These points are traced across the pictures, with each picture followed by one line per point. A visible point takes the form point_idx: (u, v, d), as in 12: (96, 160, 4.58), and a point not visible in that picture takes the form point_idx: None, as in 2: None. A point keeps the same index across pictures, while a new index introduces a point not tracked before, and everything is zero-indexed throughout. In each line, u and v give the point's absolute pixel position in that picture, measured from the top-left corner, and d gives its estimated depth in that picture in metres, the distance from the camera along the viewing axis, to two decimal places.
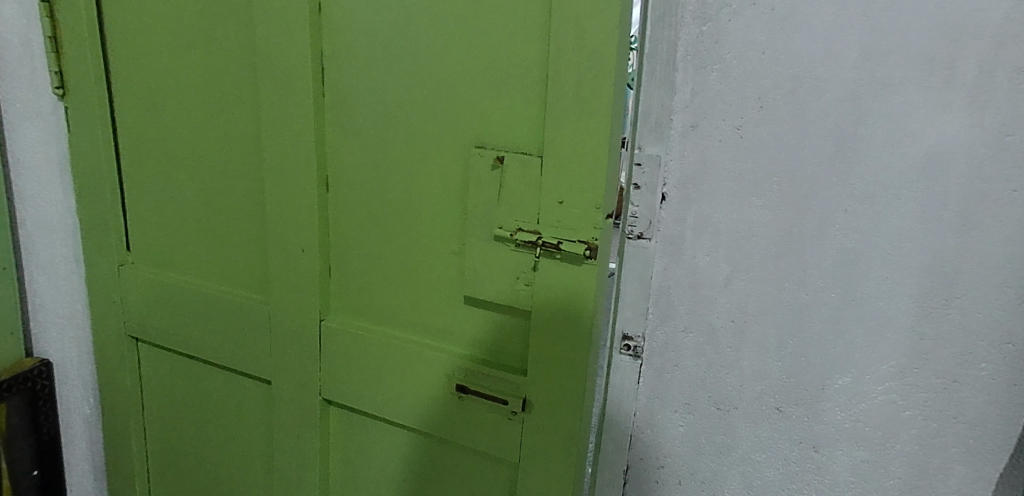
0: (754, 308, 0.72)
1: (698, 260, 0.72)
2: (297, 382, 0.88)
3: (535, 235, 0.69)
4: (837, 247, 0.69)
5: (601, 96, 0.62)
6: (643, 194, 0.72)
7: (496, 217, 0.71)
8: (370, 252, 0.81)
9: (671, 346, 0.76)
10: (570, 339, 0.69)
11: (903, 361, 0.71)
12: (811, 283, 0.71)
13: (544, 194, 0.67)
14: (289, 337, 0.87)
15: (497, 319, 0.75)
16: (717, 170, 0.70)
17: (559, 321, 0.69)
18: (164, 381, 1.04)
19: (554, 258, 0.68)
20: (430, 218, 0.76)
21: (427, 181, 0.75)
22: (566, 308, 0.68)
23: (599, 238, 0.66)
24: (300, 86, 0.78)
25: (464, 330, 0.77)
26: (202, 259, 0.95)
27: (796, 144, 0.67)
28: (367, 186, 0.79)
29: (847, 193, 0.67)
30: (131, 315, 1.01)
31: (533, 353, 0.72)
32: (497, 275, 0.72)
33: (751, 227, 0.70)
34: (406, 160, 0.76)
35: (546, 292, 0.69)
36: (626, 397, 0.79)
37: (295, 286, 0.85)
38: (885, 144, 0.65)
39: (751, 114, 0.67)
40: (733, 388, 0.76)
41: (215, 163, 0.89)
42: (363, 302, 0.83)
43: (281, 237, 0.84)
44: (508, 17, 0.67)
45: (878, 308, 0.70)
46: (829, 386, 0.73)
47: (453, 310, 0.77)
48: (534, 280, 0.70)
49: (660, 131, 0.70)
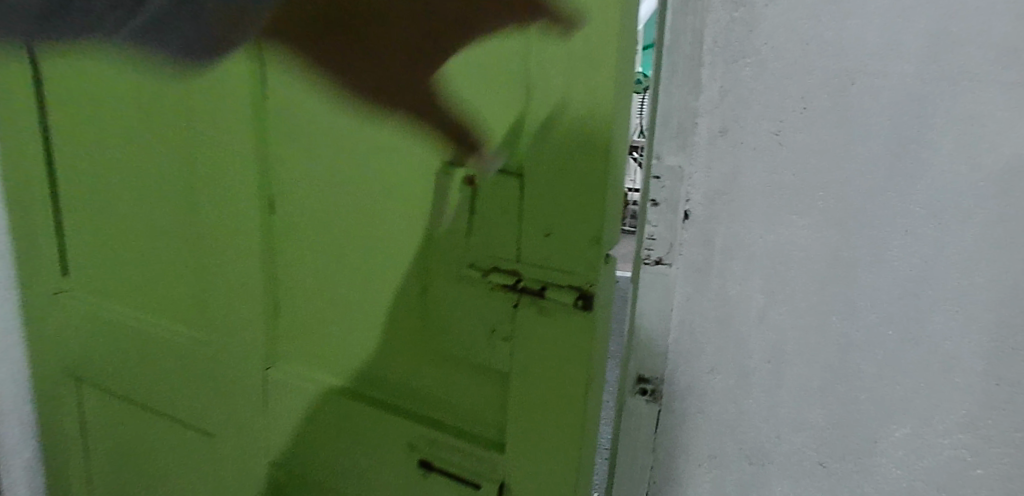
0: (793, 347, 0.61)
1: (727, 289, 0.61)
2: (246, 437, 0.82)
3: (515, 277, 0.60)
4: (895, 275, 0.57)
5: (592, 121, 0.53)
6: (662, 212, 0.61)
7: (468, 249, 0.62)
8: (319, 295, 0.74)
9: (696, 389, 0.64)
10: (556, 408, 0.60)
11: (972, 410, 0.59)
12: (863, 318, 0.58)
13: (527, 229, 0.58)
14: (234, 383, 0.81)
15: (466, 380, 0.67)
16: (750, 183, 0.58)
17: (540, 386, 0.60)
18: (102, 422, 1.00)
19: (538, 306, 0.59)
20: (384, 262, 0.68)
21: (381, 218, 0.67)
22: (551, 371, 0.60)
23: (596, 284, 0.56)
24: (235, 108, 0.71)
25: (428, 391, 0.69)
26: (142, 290, 0.89)
27: (847, 153, 0.55)
28: (312, 221, 0.72)
29: (909, 211, 0.55)
30: (95, 338, 0.94)
31: (512, 409, 0.63)
32: (466, 317, 0.64)
33: (792, 251, 0.59)
34: (356, 195, 0.68)
35: (527, 340, 0.60)
36: (641, 447, 0.67)
37: (239, 329, 0.78)
38: (958, 151, 0.53)
39: (792, 117, 0.56)
40: (769, 440, 0.63)
41: (149, 187, 0.83)
42: (319, 335, 0.75)
43: (221, 273, 0.77)
44: (485, 10, 0.57)
45: (944, 349, 0.58)
46: (883, 439, 0.61)
47: (418, 350, 0.69)
48: (512, 325, 0.61)
49: (682, 137, 0.59)
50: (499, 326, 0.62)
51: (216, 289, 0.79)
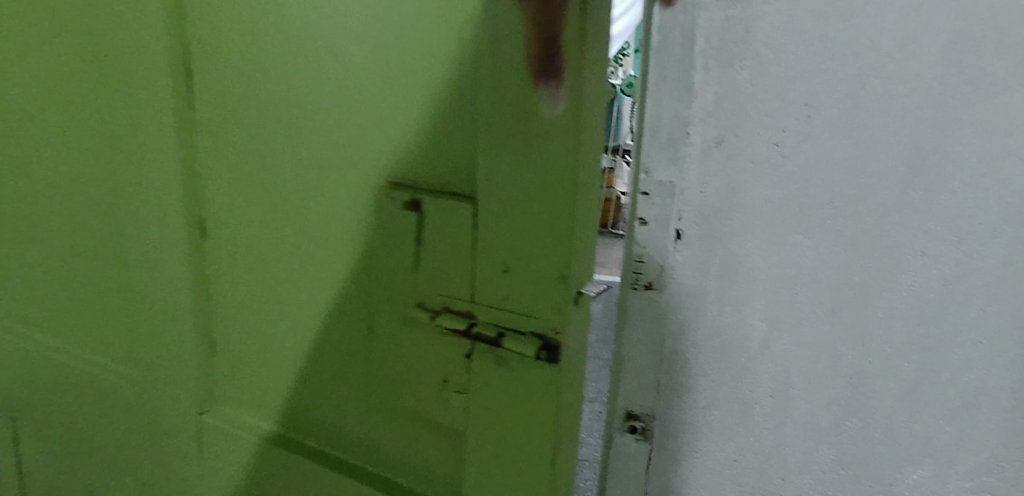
0: (799, 379, 0.55)
1: (725, 317, 0.55)
2: (182, 481, 0.78)
3: (470, 320, 0.54)
4: (911, 301, 0.51)
5: (540, 155, 0.48)
6: (651, 231, 0.55)
7: (416, 284, 0.57)
8: (252, 334, 0.70)
9: (691, 426, 0.58)
10: (511, 465, 0.55)
11: (1001, 450, 0.52)
12: (876, 349, 0.53)
13: (484, 267, 0.53)
14: (166, 424, 0.77)
15: (414, 430, 0.62)
16: (749, 200, 0.52)
17: (493, 440, 0.55)
18: (36, 465, 0.96)
19: (495, 353, 0.53)
20: (320, 303, 0.64)
21: (314, 256, 0.63)
22: (506, 424, 0.54)
23: (564, 332, 0.50)
24: (166, 139, 0.69)
25: (376, 439, 0.65)
26: (74, 325, 0.85)
27: (856, 166, 0.50)
28: (243, 257, 0.69)
29: (927, 230, 0.50)
30: (33, 372, 0.90)
31: (467, 466, 0.58)
32: (418, 364, 0.59)
33: (795, 274, 0.53)
34: (289, 231, 0.64)
35: (482, 391, 0.55)
36: (631, 489, 0.61)
37: (175, 368, 0.75)
38: (981, 161, 0.48)
39: (795, 126, 0.50)
40: (773, 482, 0.57)
41: (79, 218, 0.80)
42: (261, 367, 0.71)
43: (157, 307, 0.75)
44: (435, 19, 0.52)
45: (967, 382, 0.51)
46: (899, 482, 0.55)
47: (370, 394, 0.63)
48: (466, 376, 0.56)
49: (673, 150, 0.54)
50: (454, 376, 0.57)
51: (159, 312, 0.75)
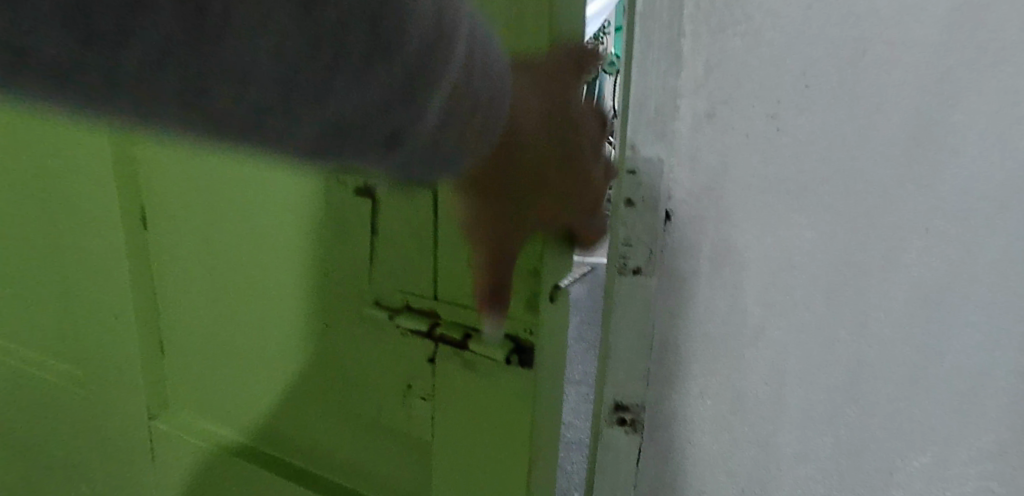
0: (795, 366, 0.52)
1: (717, 302, 0.52)
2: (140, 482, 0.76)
3: (435, 321, 0.52)
4: (913, 282, 0.48)
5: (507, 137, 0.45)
6: (639, 213, 0.52)
7: (374, 284, 0.54)
8: (204, 332, 0.67)
9: (682, 415, 0.55)
10: (480, 472, 0.53)
11: (1006, 436, 0.49)
12: (875, 332, 0.50)
13: (448, 262, 0.50)
14: (121, 423, 0.75)
15: (377, 437, 0.59)
16: (743, 177, 0.49)
17: (462, 446, 0.53)
18: None
19: (461, 354, 0.51)
20: (272, 302, 0.61)
21: (261, 250, 0.59)
22: (474, 430, 0.52)
23: (536, 330, 0.48)
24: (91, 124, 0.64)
25: (337, 445, 0.62)
26: (18, 322, 0.81)
27: (855, 140, 0.46)
28: (190, 250, 0.65)
29: (932, 206, 0.46)
30: None
31: (434, 472, 0.56)
32: (382, 366, 0.56)
33: (791, 254, 0.50)
34: (235, 223, 0.60)
35: (449, 393, 0.53)
36: (620, 483, 0.58)
37: (122, 367, 0.72)
38: (989, 132, 0.44)
39: (791, 97, 0.47)
40: (768, 472, 0.55)
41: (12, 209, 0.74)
42: (220, 371, 0.68)
43: (98, 301, 0.71)
44: None
45: (972, 366, 0.49)
46: (899, 470, 0.52)
47: (330, 399, 0.61)
48: (432, 380, 0.53)
49: (660, 125, 0.50)
50: (417, 381, 0.55)
51: (108, 316, 0.71)
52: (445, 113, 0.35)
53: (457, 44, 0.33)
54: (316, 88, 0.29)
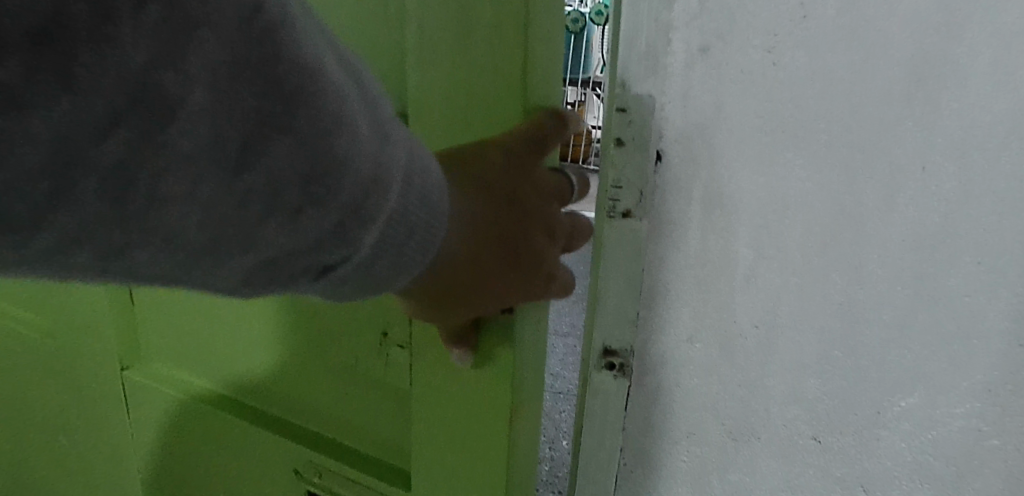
0: (786, 309, 0.51)
1: (708, 245, 0.51)
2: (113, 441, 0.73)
3: None
4: (909, 224, 0.47)
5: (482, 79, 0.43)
6: (629, 153, 0.49)
7: None
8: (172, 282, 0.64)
9: (671, 360, 0.55)
10: (464, 428, 0.49)
11: (993, 375, 0.49)
12: (868, 274, 0.49)
13: None
14: (90, 380, 0.71)
15: (356, 389, 0.56)
16: (737, 115, 0.47)
17: (441, 399, 0.49)
18: None
19: None
20: None
21: None
22: (455, 382, 0.48)
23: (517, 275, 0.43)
24: None
25: (316, 399, 0.59)
26: None
27: (855, 75, 0.44)
28: None
29: (931, 144, 0.45)
30: None
31: (415, 429, 0.51)
32: (357, 316, 0.52)
33: (785, 195, 0.48)
34: None
35: (425, 343, 0.49)
36: (609, 427, 0.58)
37: (86, 320, 0.68)
38: (992, 66, 0.43)
39: (789, 29, 0.44)
40: (756, 415, 0.55)
41: None
42: (200, 353, 0.66)
43: None
44: None
45: (963, 306, 0.48)
46: (886, 411, 0.52)
47: (305, 350, 0.57)
48: (408, 328, 0.50)
49: (651, 60, 0.47)
50: (395, 329, 0.51)
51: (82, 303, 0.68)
52: (367, 265, 0.34)
53: (389, 196, 0.33)
54: (254, 221, 0.30)
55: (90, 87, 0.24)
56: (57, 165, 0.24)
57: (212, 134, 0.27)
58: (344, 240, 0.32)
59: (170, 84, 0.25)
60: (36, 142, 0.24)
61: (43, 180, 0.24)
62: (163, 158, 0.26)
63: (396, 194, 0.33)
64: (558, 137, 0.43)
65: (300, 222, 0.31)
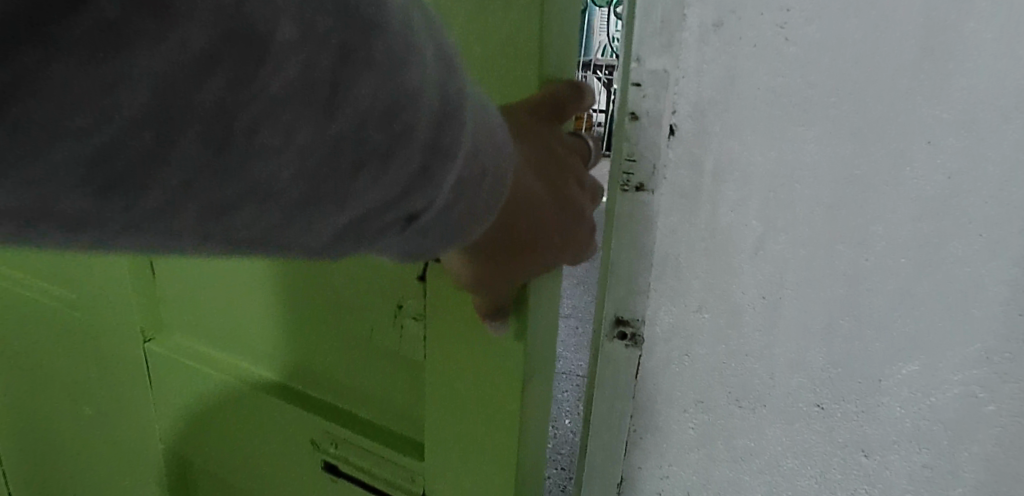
0: (793, 280, 0.53)
1: (718, 217, 0.52)
2: (135, 414, 0.75)
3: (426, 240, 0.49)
4: (914, 195, 0.48)
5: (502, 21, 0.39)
6: (643, 127, 0.51)
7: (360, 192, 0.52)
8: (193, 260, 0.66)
9: (680, 330, 0.56)
10: (483, 396, 0.50)
11: (991, 343, 0.51)
12: (873, 244, 0.50)
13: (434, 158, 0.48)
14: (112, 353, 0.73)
15: (373, 360, 0.57)
16: (750, 89, 0.48)
17: (460, 366, 0.50)
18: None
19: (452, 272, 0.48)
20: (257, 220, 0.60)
21: None
22: (474, 350, 0.49)
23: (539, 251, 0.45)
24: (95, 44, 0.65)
25: (335, 370, 0.60)
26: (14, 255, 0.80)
27: (865, 48, 0.45)
28: None
29: (937, 118, 0.46)
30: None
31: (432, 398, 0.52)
32: (372, 290, 0.54)
33: (794, 168, 0.49)
34: None
35: (442, 313, 0.50)
36: (620, 395, 0.60)
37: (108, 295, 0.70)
38: (999, 40, 0.44)
39: (801, 4, 0.45)
40: (762, 382, 0.57)
41: None
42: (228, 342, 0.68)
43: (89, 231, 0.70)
44: None
45: (965, 276, 0.50)
46: (888, 378, 0.54)
47: (322, 322, 0.59)
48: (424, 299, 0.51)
49: (666, 34, 0.48)
50: (410, 301, 0.52)
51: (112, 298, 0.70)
52: (449, 213, 0.29)
53: (459, 133, 0.27)
54: (346, 175, 0.25)
55: (188, 8, 0.19)
56: (154, 115, 0.20)
57: (303, 61, 0.21)
58: (426, 183, 0.27)
59: (257, 17, 0.20)
60: (139, 74, 0.19)
61: (134, 138, 0.20)
62: (255, 108, 0.21)
63: (470, 124, 0.28)
64: (578, 103, 0.39)
65: (392, 163, 0.25)
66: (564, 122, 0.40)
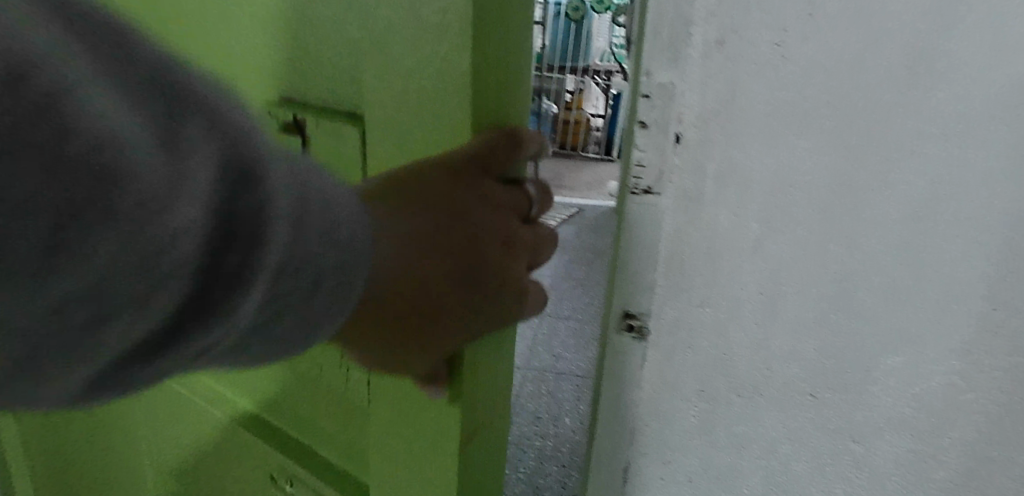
0: (788, 278, 0.57)
1: (720, 219, 0.57)
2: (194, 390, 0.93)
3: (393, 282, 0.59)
4: (898, 199, 0.53)
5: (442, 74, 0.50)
6: (651, 135, 0.55)
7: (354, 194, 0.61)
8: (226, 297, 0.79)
9: (684, 324, 0.60)
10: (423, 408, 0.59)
11: (968, 336, 0.56)
12: (862, 243, 0.55)
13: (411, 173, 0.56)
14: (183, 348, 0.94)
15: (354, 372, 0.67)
16: (749, 101, 0.52)
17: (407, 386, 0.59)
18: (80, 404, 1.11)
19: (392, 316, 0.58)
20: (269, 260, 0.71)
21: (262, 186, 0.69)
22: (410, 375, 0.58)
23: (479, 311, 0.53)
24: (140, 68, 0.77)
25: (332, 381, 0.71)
26: None
27: (854, 65, 0.50)
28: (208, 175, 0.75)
29: (919, 130, 0.51)
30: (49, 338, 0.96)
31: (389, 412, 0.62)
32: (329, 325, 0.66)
33: (790, 173, 0.54)
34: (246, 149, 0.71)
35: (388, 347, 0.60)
36: (627, 382, 0.64)
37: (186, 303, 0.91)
38: (975, 60, 0.48)
39: (796, 25, 0.50)
40: (759, 373, 0.61)
41: None
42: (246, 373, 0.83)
43: None
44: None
45: (945, 275, 0.54)
46: (876, 369, 0.59)
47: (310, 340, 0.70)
48: None
49: (674, 50, 0.53)
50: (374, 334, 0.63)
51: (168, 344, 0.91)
52: (271, 303, 0.40)
53: (268, 226, 0.37)
54: (134, 310, 0.35)
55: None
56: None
57: (70, 232, 0.32)
58: (224, 299, 0.37)
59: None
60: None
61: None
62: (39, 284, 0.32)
63: (282, 195, 0.38)
64: (505, 156, 0.52)
65: (165, 287, 0.35)
66: (492, 174, 0.51)
